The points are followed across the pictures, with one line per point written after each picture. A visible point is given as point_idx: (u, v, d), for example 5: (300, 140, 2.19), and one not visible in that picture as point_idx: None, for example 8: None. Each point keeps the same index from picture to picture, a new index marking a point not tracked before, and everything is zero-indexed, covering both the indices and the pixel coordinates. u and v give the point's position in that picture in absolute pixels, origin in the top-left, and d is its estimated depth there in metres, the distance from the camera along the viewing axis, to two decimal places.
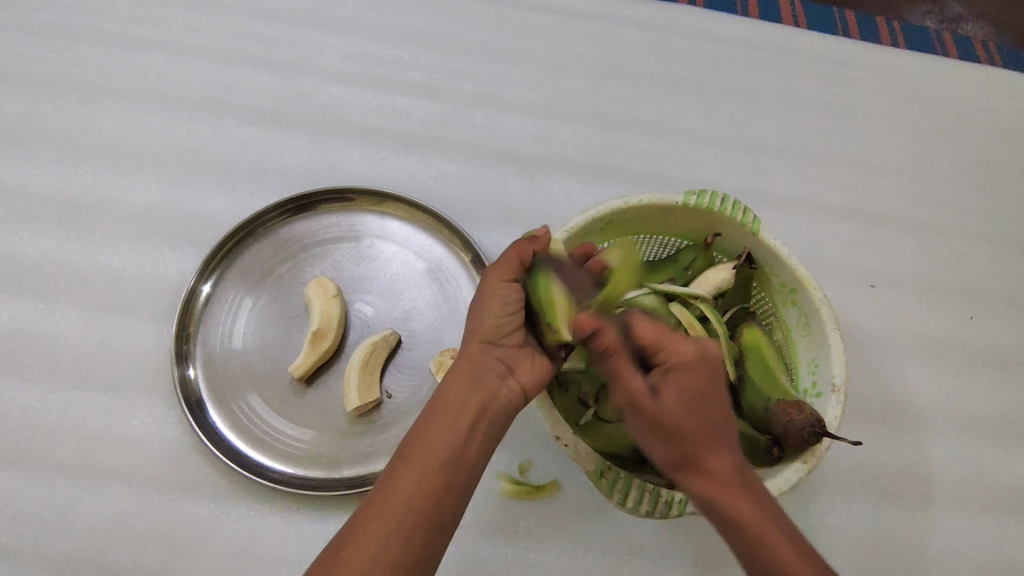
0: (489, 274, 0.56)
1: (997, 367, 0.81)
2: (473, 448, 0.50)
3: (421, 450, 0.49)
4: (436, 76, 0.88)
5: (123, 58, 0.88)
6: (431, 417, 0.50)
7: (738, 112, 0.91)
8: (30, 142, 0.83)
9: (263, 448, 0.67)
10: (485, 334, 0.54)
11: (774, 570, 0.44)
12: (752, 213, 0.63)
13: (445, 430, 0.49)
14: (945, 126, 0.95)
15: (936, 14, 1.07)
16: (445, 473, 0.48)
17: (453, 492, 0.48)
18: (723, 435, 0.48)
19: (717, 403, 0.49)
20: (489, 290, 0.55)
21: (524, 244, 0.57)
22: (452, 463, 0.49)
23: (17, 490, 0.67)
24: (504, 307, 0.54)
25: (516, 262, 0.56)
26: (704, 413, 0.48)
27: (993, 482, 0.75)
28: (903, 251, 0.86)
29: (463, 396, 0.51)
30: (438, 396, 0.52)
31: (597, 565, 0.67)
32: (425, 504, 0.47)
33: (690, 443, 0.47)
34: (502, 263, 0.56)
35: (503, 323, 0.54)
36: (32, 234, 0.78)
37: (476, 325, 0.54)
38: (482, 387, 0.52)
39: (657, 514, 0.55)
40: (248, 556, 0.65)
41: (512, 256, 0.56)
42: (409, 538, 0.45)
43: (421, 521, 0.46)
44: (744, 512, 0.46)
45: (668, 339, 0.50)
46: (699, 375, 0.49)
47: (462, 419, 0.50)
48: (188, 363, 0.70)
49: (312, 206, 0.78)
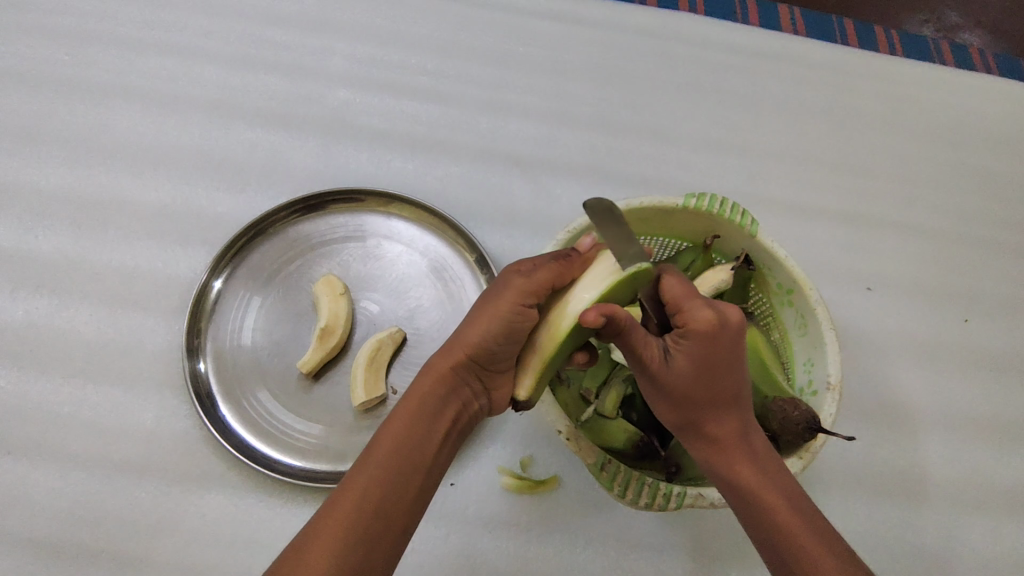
0: (507, 287, 0.52)
1: (990, 369, 0.83)
2: (440, 456, 0.52)
3: (395, 453, 0.49)
4: (442, 81, 0.90)
5: (136, 60, 0.90)
6: (405, 422, 0.51)
7: (737, 118, 0.92)
8: (45, 142, 0.85)
9: (270, 441, 0.69)
10: (474, 352, 0.52)
11: (767, 525, 0.50)
12: (751, 216, 0.64)
13: (418, 438, 0.51)
14: (940, 133, 0.96)
15: (934, 24, 1.10)
16: (416, 480, 0.49)
17: (422, 496, 0.50)
18: (726, 402, 0.51)
19: (727, 375, 0.50)
20: (501, 306, 0.51)
21: (563, 266, 0.52)
22: (423, 471, 0.50)
23: (30, 481, 0.68)
24: (503, 334, 0.51)
25: (543, 287, 0.52)
26: (714, 381, 0.50)
27: (986, 481, 0.77)
28: (899, 255, 0.87)
29: (438, 403, 0.53)
30: (413, 403, 0.52)
31: (597, 559, 0.68)
32: (397, 504, 0.48)
33: (691, 403, 0.51)
34: (530, 282, 0.51)
35: (495, 350, 0.52)
36: (47, 232, 0.80)
37: (466, 338, 0.52)
38: (457, 397, 0.54)
39: (656, 506, 0.57)
40: (255, 545, 0.67)
41: (542, 279, 0.52)
42: (377, 539, 0.46)
43: (390, 522, 0.47)
44: (736, 469, 0.51)
45: (687, 302, 0.49)
46: (714, 347, 0.48)
47: (435, 429, 0.52)
48: (198, 358, 0.72)
49: (322, 206, 0.80)
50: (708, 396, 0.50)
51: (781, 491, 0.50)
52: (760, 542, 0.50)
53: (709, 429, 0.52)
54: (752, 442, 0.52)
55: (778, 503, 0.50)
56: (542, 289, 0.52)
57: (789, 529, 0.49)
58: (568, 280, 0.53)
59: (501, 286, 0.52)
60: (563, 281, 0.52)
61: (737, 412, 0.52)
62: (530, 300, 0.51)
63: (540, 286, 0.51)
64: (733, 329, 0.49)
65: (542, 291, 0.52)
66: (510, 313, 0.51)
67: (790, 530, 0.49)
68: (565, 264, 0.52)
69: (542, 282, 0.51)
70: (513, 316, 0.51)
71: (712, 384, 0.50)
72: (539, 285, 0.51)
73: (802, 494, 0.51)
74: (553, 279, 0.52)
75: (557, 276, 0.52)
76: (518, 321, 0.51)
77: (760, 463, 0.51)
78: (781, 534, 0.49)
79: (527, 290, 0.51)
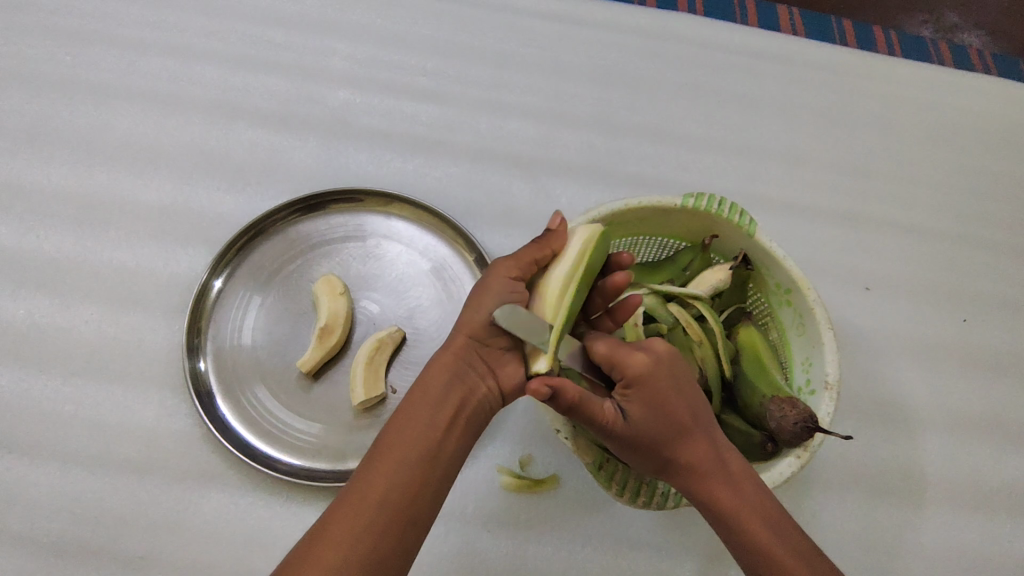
0: (495, 270, 0.56)
1: (988, 369, 0.83)
2: (448, 445, 0.51)
3: (400, 445, 0.49)
4: (442, 81, 0.91)
5: (137, 60, 0.90)
6: (409, 413, 0.51)
7: (736, 119, 0.93)
8: (47, 142, 0.85)
9: (270, 440, 0.69)
10: (474, 330, 0.54)
11: (750, 548, 0.50)
12: (749, 215, 0.64)
13: (421, 426, 0.50)
14: (939, 133, 0.97)
15: (933, 24, 1.10)
16: (421, 469, 0.48)
17: (430, 487, 0.48)
18: (690, 429, 0.52)
19: (680, 403, 0.52)
20: (498, 283, 0.55)
21: (542, 244, 0.57)
22: (428, 461, 0.49)
23: (32, 480, 0.68)
24: (500, 304, 0.54)
25: (529, 262, 0.56)
26: (670, 416, 0.52)
27: (984, 480, 0.77)
28: (897, 255, 0.88)
29: (442, 389, 0.52)
30: (417, 394, 0.52)
31: (596, 558, 0.69)
32: (402, 495, 0.47)
33: (657, 441, 0.52)
34: (515, 260, 0.56)
35: (496, 322, 0.54)
36: (49, 232, 0.80)
37: (465, 321, 0.55)
38: (462, 383, 0.53)
39: (654, 504, 0.58)
40: (256, 544, 0.67)
41: (527, 256, 0.56)
42: (382, 532, 0.46)
43: (398, 510, 0.47)
44: (714, 494, 0.51)
45: (620, 352, 0.52)
46: (657, 385, 0.52)
47: (439, 416, 0.51)
48: (199, 357, 0.72)
49: (321, 206, 0.80)
50: (670, 428, 0.52)
51: (763, 516, 0.50)
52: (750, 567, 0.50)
53: (683, 458, 0.52)
54: (728, 465, 0.52)
55: (757, 526, 0.50)
56: (527, 264, 0.56)
57: (772, 553, 0.49)
58: (550, 255, 0.57)
59: (489, 273, 0.56)
60: (545, 256, 0.56)
61: (708, 437, 0.53)
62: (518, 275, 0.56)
63: (524, 262, 0.56)
64: (667, 363, 0.53)
65: (528, 269, 0.56)
66: (504, 286, 0.54)
67: (772, 551, 0.49)
68: (543, 241, 0.57)
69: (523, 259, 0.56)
70: (509, 289, 0.54)
71: (669, 419, 0.52)
72: (524, 262, 0.56)
73: (785, 514, 0.51)
74: (537, 257, 0.56)
75: (540, 253, 0.56)
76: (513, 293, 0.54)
77: (739, 485, 0.51)
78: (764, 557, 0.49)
79: (513, 265, 0.55)
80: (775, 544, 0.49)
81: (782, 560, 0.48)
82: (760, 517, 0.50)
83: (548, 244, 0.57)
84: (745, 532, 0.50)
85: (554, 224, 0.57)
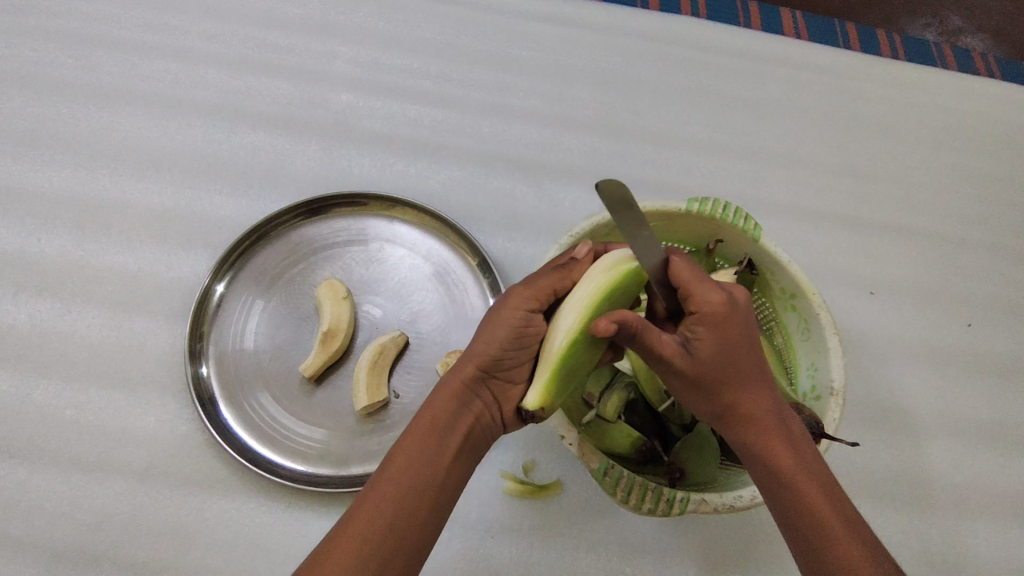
0: (512, 296, 0.53)
1: (993, 375, 0.82)
2: (453, 473, 0.50)
3: (407, 471, 0.48)
4: (445, 85, 0.90)
5: (139, 63, 0.90)
6: (416, 438, 0.50)
7: (739, 122, 0.92)
8: (49, 145, 0.85)
9: (273, 446, 0.69)
10: (483, 361, 0.52)
11: (797, 506, 0.48)
12: (754, 220, 0.64)
13: (429, 454, 0.49)
14: (942, 137, 0.96)
15: (936, 27, 1.10)
16: (428, 496, 0.48)
17: (434, 515, 0.48)
18: (752, 377, 0.50)
19: (752, 356, 0.50)
20: (508, 315, 0.52)
21: (561, 273, 0.54)
22: (434, 487, 0.48)
23: (33, 485, 0.68)
24: (512, 337, 0.52)
25: (546, 292, 0.53)
26: (735, 361, 0.49)
27: (989, 486, 0.76)
28: (901, 259, 0.87)
29: (450, 418, 0.51)
30: (425, 420, 0.51)
31: (599, 564, 0.68)
32: (409, 523, 0.47)
33: (721, 383, 0.49)
34: (531, 289, 0.53)
35: (503, 356, 0.52)
36: (50, 235, 0.80)
37: (476, 349, 0.52)
38: (470, 411, 0.52)
39: (659, 512, 0.56)
40: (257, 549, 0.67)
41: (544, 285, 0.54)
42: (389, 559, 0.45)
43: (401, 538, 0.46)
44: (772, 448, 0.49)
45: (696, 285, 0.49)
46: (729, 326, 0.49)
47: (447, 444, 0.50)
48: (201, 362, 0.72)
49: (324, 210, 0.80)
50: (732, 373, 0.49)
51: (816, 481, 0.48)
52: (791, 530, 0.48)
53: (744, 407, 0.49)
54: (786, 423, 0.50)
55: (809, 487, 0.48)
56: (546, 295, 0.53)
57: (818, 513, 0.47)
58: (568, 286, 0.54)
59: (504, 297, 0.54)
60: (564, 286, 0.54)
61: (767, 390, 0.50)
62: (534, 305, 0.53)
63: (543, 292, 0.53)
64: (742, 306, 0.50)
65: (546, 297, 0.54)
66: (516, 318, 0.52)
67: (819, 513, 0.47)
68: (564, 271, 0.55)
69: (544, 288, 0.53)
70: (520, 321, 0.52)
71: (735, 364, 0.49)
72: (542, 291, 0.53)
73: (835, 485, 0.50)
74: (556, 286, 0.54)
75: (557, 283, 0.54)
76: (526, 326, 0.52)
77: (796, 444, 0.49)
78: (810, 516, 0.47)
79: (530, 296, 0.53)
80: (823, 509, 0.48)
81: (829, 524, 0.47)
82: (813, 480, 0.48)
83: (568, 274, 0.55)
84: (796, 491, 0.48)
85: (580, 254, 0.55)
